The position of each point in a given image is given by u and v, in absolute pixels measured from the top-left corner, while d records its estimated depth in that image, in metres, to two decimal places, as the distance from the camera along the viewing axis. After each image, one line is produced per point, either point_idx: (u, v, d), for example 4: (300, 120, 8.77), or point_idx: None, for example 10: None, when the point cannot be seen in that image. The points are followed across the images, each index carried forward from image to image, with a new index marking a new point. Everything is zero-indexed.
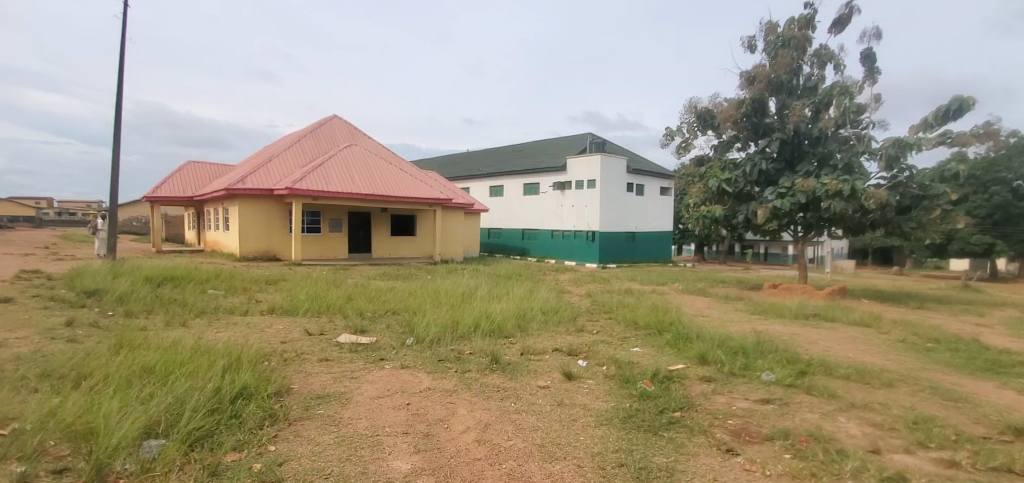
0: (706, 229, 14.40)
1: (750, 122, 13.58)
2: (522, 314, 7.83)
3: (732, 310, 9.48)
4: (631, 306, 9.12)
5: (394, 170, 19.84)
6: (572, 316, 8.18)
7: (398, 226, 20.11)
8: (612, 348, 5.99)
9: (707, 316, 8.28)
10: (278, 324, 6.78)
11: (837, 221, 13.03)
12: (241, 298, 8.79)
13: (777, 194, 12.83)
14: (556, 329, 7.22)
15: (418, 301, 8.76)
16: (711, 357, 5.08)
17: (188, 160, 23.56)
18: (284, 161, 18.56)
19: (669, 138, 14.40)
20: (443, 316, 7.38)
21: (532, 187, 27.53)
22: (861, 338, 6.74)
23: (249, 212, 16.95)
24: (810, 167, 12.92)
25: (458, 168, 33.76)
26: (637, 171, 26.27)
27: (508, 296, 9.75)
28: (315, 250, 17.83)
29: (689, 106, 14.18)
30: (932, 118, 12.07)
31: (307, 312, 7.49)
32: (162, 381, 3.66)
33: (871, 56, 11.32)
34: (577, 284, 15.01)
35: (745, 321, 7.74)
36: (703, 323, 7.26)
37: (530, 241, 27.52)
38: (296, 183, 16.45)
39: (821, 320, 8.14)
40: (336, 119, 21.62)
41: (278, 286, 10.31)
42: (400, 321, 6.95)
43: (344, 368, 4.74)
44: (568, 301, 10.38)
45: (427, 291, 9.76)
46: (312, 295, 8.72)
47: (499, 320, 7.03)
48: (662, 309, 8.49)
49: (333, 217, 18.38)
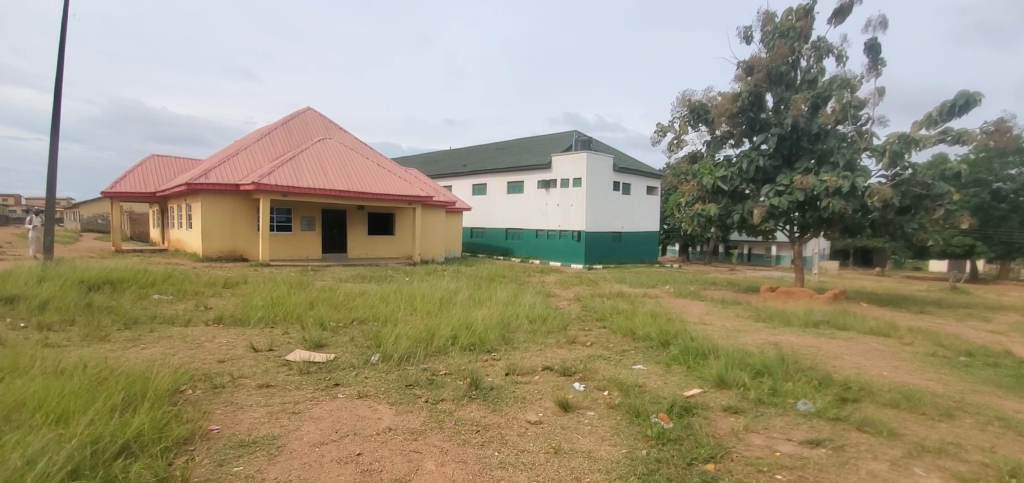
0: (699, 229, 13.73)
1: (746, 117, 12.90)
2: (507, 324, 6.98)
3: (735, 317, 8.72)
4: (626, 313, 8.31)
5: (371, 166, 18.78)
6: (562, 325, 7.34)
7: (375, 225, 19.09)
8: (611, 366, 5.17)
9: (712, 325, 7.50)
10: (222, 337, 5.80)
11: (836, 221, 12.40)
12: (187, 305, 7.76)
13: (774, 192, 12.13)
14: (545, 340, 6.36)
15: (390, 307, 7.85)
16: (733, 379, 4.28)
17: (151, 153, 22.13)
18: (253, 155, 17.39)
19: (660, 134, 13.66)
20: (416, 326, 6.50)
21: (516, 186, 26.68)
22: (886, 351, 6.01)
23: (213, 209, 15.75)
24: (807, 164, 12.27)
25: (440, 166, 32.73)
26: (624, 169, 25.61)
27: (491, 302, 8.87)
28: (285, 250, 16.69)
29: (682, 99, 13.45)
30: (937, 113, 11.56)
31: (260, 321, 6.51)
32: (22, 430, 2.75)
33: (877, 46, 10.93)
34: (564, 287, 14.19)
35: (754, 331, 6.97)
36: (709, 334, 6.49)
37: (514, 241, 26.69)
38: (263, 178, 15.31)
39: (833, 329, 7.45)
40: (309, 111, 20.43)
41: (235, 290, 9.27)
42: (366, 334, 6.03)
43: (286, 399, 3.82)
44: (557, 307, 9.52)
45: (401, 295, 8.84)
46: (270, 301, 7.72)
47: (481, 332, 6.15)
48: (661, 316, 7.68)
49: (305, 215, 17.28)
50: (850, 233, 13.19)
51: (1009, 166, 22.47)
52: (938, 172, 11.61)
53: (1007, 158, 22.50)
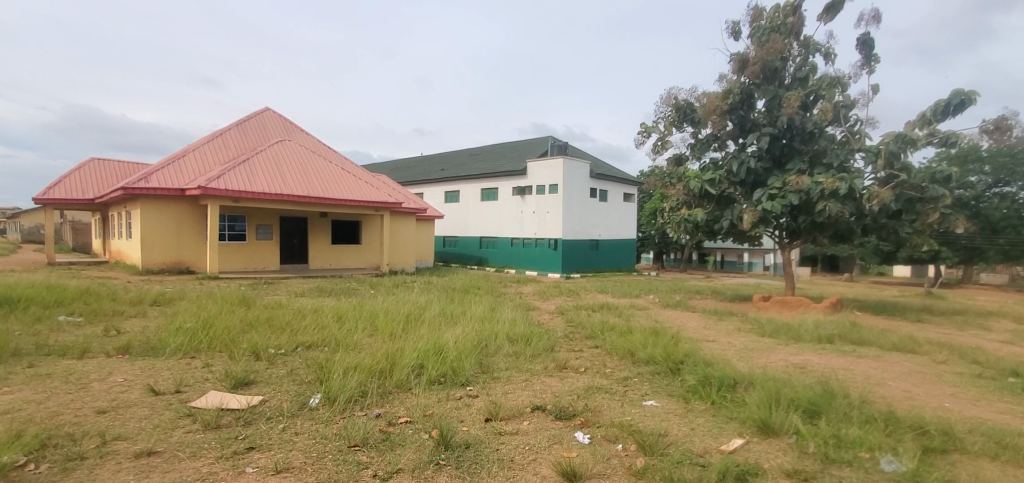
0: (685, 236, 12.95)
1: (735, 116, 12.17)
2: (483, 346, 5.90)
3: (737, 331, 7.82)
4: (619, 328, 7.35)
5: (334, 170, 17.45)
6: (549, 346, 6.29)
7: (339, 233, 17.72)
8: (617, 402, 4.14)
9: (719, 342, 6.57)
10: (119, 375, 4.52)
11: (829, 226, 11.76)
12: (96, 329, 6.40)
13: (767, 196, 11.39)
14: (531, 367, 5.31)
15: (345, 327, 6.68)
16: (783, 425, 3.31)
17: (90, 156, 20.23)
18: (202, 158, 15.87)
19: (644, 135, 12.83)
20: (372, 352, 5.35)
21: (490, 192, 25.67)
22: (928, 373, 5.19)
23: (154, 217, 14.18)
24: (800, 165, 11.60)
25: (410, 172, 31.47)
26: (601, 175, 24.86)
27: (465, 318, 7.76)
28: (238, 261, 15.20)
29: (666, 98, 12.66)
30: (931, 113, 11.13)
31: (177, 350, 5.25)
32: None
33: (870, 41, 10.33)
34: (544, 298, 13.19)
35: (769, 350, 6.10)
36: (722, 355, 5.57)
37: (488, 250, 25.63)
38: (211, 182, 13.85)
39: (850, 344, 6.66)
40: (268, 111, 18.97)
41: (165, 309, 7.91)
42: (309, 365, 4.85)
43: (169, 479, 2.64)
44: (539, 322, 8.47)
45: (361, 312, 7.64)
46: (198, 322, 6.43)
47: (453, 360, 5.05)
48: (660, 333, 6.73)
49: (261, 223, 15.80)
50: (840, 237, 12.61)
51: (970, 174, 22.67)
52: (931, 174, 11.05)
53: (967, 165, 22.83)
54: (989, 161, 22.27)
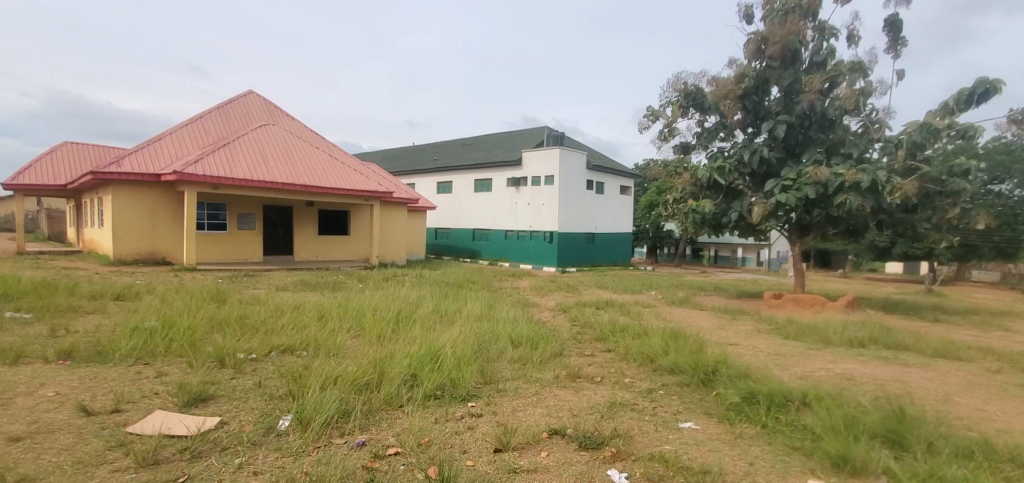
0: (691, 229, 12.35)
1: (748, 102, 11.81)
2: (482, 351, 5.21)
3: (757, 333, 7.19)
4: (630, 329, 6.70)
5: (322, 157, 16.64)
6: (557, 350, 5.61)
7: (327, 224, 16.91)
8: (648, 423, 3.48)
9: (745, 347, 5.92)
10: (49, 388, 3.76)
11: (844, 221, 11.23)
12: (42, 328, 5.62)
13: (780, 187, 10.79)
14: (540, 376, 4.64)
15: (328, 326, 5.98)
16: (869, 463, 2.68)
17: (64, 140, 19.19)
18: (180, 142, 14.96)
19: (650, 119, 12.13)
20: (359, 359, 4.65)
21: (484, 183, 24.90)
22: (990, 385, 4.61)
23: (127, 204, 13.28)
24: (816, 155, 11.09)
25: (402, 162, 30.58)
26: (598, 167, 24.19)
27: (462, 317, 7.05)
28: (217, 252, 14.36)
29: (675, 82, 12.21)
30: (954, 102, 10.54)
31: (127, 358, 4.50)
32: None
33: (899, 22, 10.21)
34: (541, 293, 12.53)
35: (801, 356, 5.50)
36: (756, 364, 4.94)
37: (482, 242, 24.90)
38: (188, 167, 12.97)
39: (885, 350, 6.08)
40: (251, 94, 18.06)
41: (128, 305, 7.12)
42: (283, 374, 4.13)
43: None
44: (542, 321, 7.80)
45: (347, 309, 6.93)
46: (160, 321, 5.66)
47: (451, 368, 4.36)
48: (679, 335, 6.08)
49: (243, 212, 14.94)
50: (852, 233, 12.08)
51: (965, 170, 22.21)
52: (948, 167, 10.38)
53: None
54: (984, 157, 21.80)
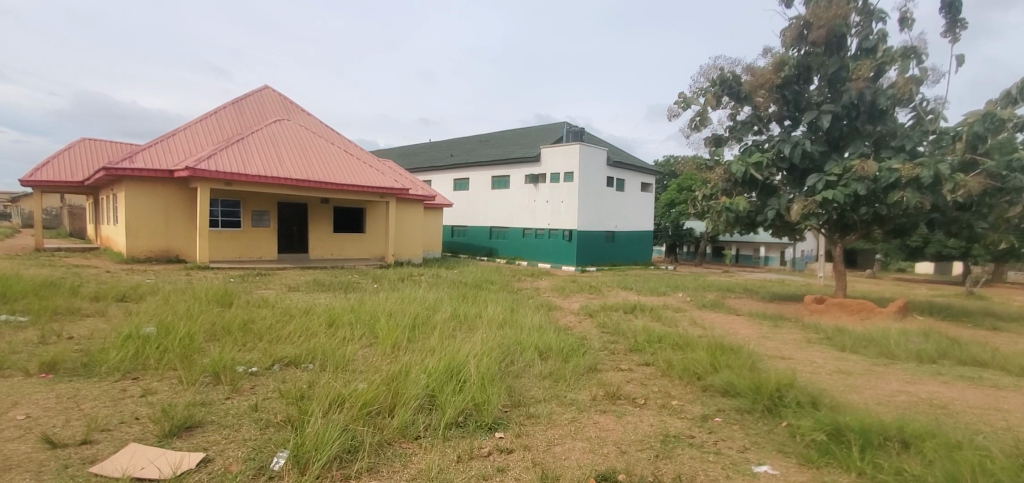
0: (724, 228, 11.67)
1: (787, 92, 11.20)
2: (506, 365, 4.65)
3: (808, 345, 6.51)
4: (668, 339, 6.09)
5: (337, 152, 16.24)
6: (590, 364, 5.02)
7: (342, 221, 16.52)
8: (718, 466, 2.88)
9: (801, 363, 5.28)
10: (19, 410, 3.32)
11: (892, 219, 10.45)
12: (32, 335, 5.21)
13: (823, 183, 10.10)
14: (574, 398, 4.06)
15: (340, 332, 5.49)
16: None
17: (81, 136, 19.13)
18: (194, 137, 14.70)
19: (682, 107, 11.45)
20: (374, 373, 4.16)
21: (501, 180, 24.36)
22: None
23: (140, 200, 13.00)
24: (863, 147, 10.37)
25: (418, 159, 30.17)
26: (618, 163, 23.47)
27: (482, 323, 6.51)
28: (231, 250, 14.05)
29: (709, 69, 11.63)
30: (1016, 90, 9.63)
31: (112, 373, 4.05)
32: None
33: (958, 4, 9.46)
34: (563, 295, 11.94)
35: (871, 375, 4.85)
36: (824, 385, 4.30)
37: (499, 240, 24.38)
38: (200, 162, 12.64)
39: (959, 368, 5.40)
40: (267, 89, 17.73)
41: (129, 307, 6.73)
42: (287, 392, 3.65)
43: None
44: (566, 327, 7.22)
45: (360, 313, 6.42)
46: (156, 327, 5.21)
47: (476, 387, 3.83)
48: (725, 348, 5.46)
49: (257, 209, 14.60)
50: (899, 233, 11.28)
51: None
52: (1007, 160, 9.30)
53: None
54: None
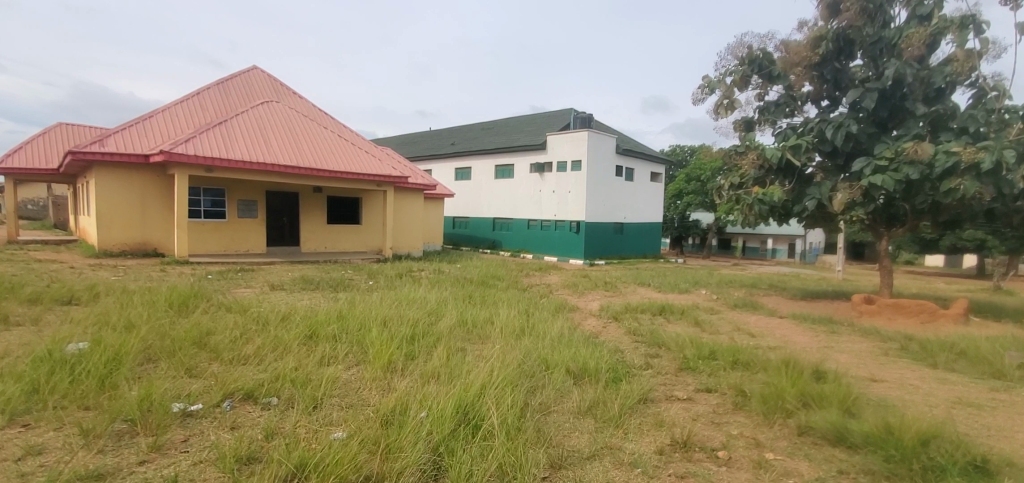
0: (755, 220, 10.55)
1: (827, 69, 10.04)
2: (532, 397, 3.52)
3: (887, 360, 5.40)
4: (724, 353, 4.96)
5: (330, 137, 15.05)
6: (641, 391, 3.91)
7: (336, 212, 15.36)
8: None
9: (906, 389, 4.17)
10: None
11: (948, 210, 9.30)
12: None
13: (871, 169, 8.98)
14: (636, 451, 2.92)
15: (320, 349, 4.36)
16: None
17: (57, 122, 17.98)
18: (172, 120, 13.48)
19: (707, 91, 10.28)
20: (353, 416, 3.03)
21: (505, 169, 23.19)
22: None
23: (113, 189, 11.84)
24: (916, 129, 9.20)
25: (417, 148, 28.94)
26: (628, 151, 22.25)
27: (495, 331, 5.43)
28: (215, 242, 12.94)
29: (737, 47, 10.46)
30: None
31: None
32: None
33: None
34: (578, 292, 10.85)
35: (1009, 409, 3.73)
36: (968, 432, 3.19)
37: (503, 233, 23.22)
38: (177, 146, 11.46)
39: None
40: (255, 70, 16.50)
41: (72, 312, 5.59)
42: (226, 455, 2.51)
43: None
44: (591, 334, 6.12)
45: (348, 321, 5.28)
46: (83, 342, 4.06)
47: (497, 441, 2.70)
48: (806, 368, 4.35)
49: (243, 198, 13.42)
50: (951, 224, 10.17)
51: None
52: None
53: None
54: None
